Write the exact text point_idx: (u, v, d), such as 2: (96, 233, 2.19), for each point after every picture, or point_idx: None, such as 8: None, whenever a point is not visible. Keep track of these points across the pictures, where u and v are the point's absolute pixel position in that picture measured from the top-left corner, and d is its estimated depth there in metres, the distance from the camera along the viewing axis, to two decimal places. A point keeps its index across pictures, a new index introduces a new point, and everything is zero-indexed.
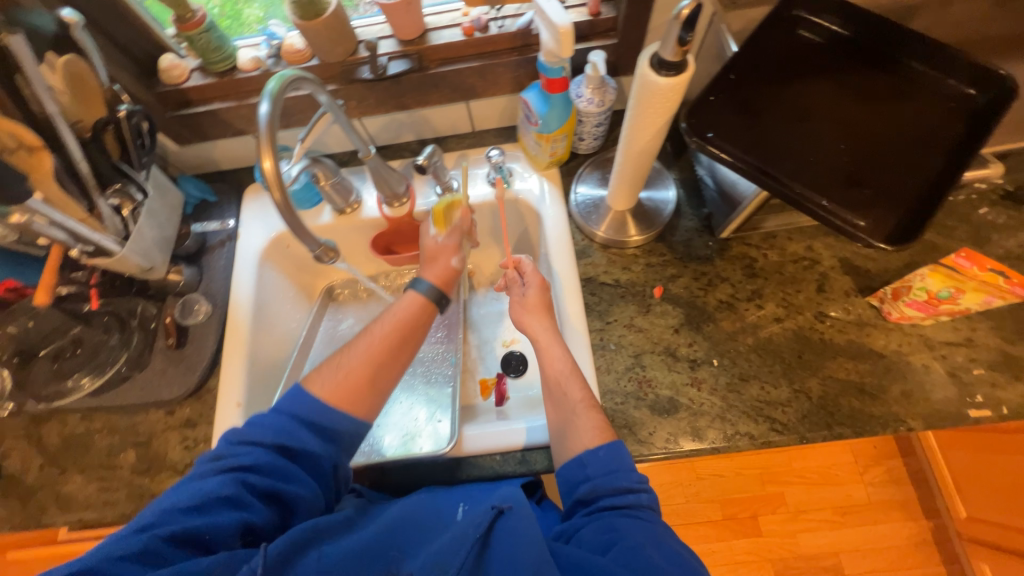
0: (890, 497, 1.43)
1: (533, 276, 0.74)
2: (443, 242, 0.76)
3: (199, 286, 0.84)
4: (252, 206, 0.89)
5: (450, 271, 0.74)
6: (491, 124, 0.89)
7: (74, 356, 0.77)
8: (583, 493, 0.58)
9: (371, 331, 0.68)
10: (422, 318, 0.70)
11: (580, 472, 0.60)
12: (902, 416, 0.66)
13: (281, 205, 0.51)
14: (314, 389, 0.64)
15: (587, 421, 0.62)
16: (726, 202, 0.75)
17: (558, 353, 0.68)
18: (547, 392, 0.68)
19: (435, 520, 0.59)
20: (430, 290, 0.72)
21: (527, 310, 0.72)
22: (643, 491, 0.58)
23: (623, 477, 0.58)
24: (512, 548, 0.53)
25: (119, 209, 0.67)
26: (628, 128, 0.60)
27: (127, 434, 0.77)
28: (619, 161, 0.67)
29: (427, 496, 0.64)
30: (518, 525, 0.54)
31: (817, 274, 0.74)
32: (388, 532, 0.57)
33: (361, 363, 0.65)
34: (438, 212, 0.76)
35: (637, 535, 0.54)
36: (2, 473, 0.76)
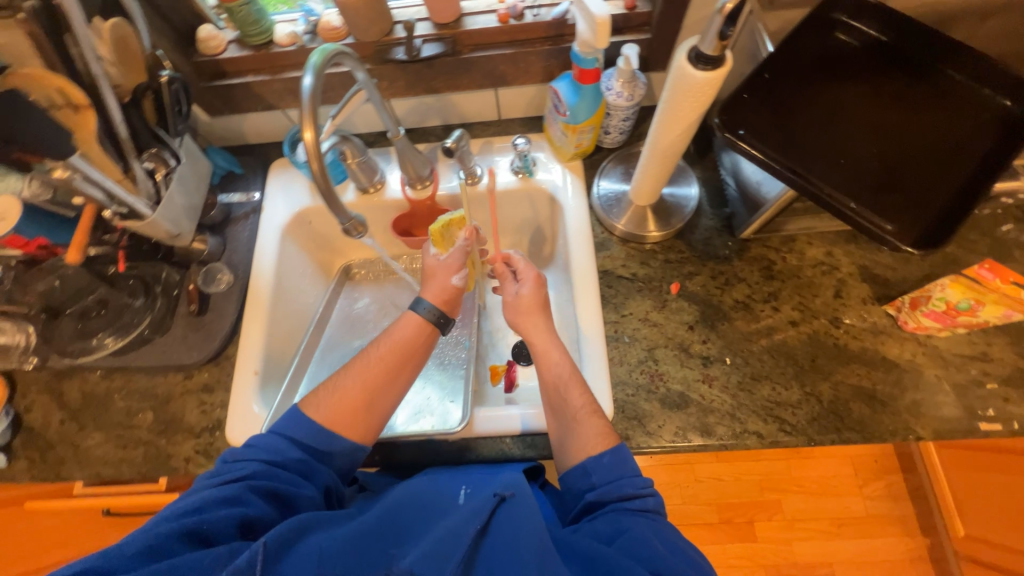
0: (888, 512, 1.43)
1: (527, 273, 0.74)
2: (444, 259, 0.75)
3: (222, 255, 0.85)
4: (277, 180, 0.90)
5: (450, 289, 0.73)
6: (517, 113, 0.90)
7: (100, 316, 0.79)
8: (589, 501, 0.59)
9: (367, 356, 0.70)
10: (421, 338, 0.71)
11: (585, 480, 0.61)
12: (913, 426, 0.66)
13: (317, 176, 0.52)
14: (311, 412, 0.66)
15: (591, 427, 0.63)
16: (749, 203, 0.75)
17: (560, 358, 0.69)
18: (546, 399, 0.68)
19: (435, 503, 0.60)
20: (430, 312, 0.72)
21: (521, 310, 0.73)
22: (648, 495, 0.59)
23: (628, 483, 0.59)
24: (513, 531, 0.53)
25: (153, 173, 0.69)
26: (658, 124, 0.60)
27: (146, 395, 0.78)
28: (646, 156, 0.67)
29: (426, 480, 0.64)
30: (521, 511, 0.55)
31: (835, 280, 0.74)
32: (391, 514, 0.57)
33: (357, 389, 0.67)
34: (438, 233, 0.78)
35: (642, 526, 0.54)
36: (25, 425, 0.78)
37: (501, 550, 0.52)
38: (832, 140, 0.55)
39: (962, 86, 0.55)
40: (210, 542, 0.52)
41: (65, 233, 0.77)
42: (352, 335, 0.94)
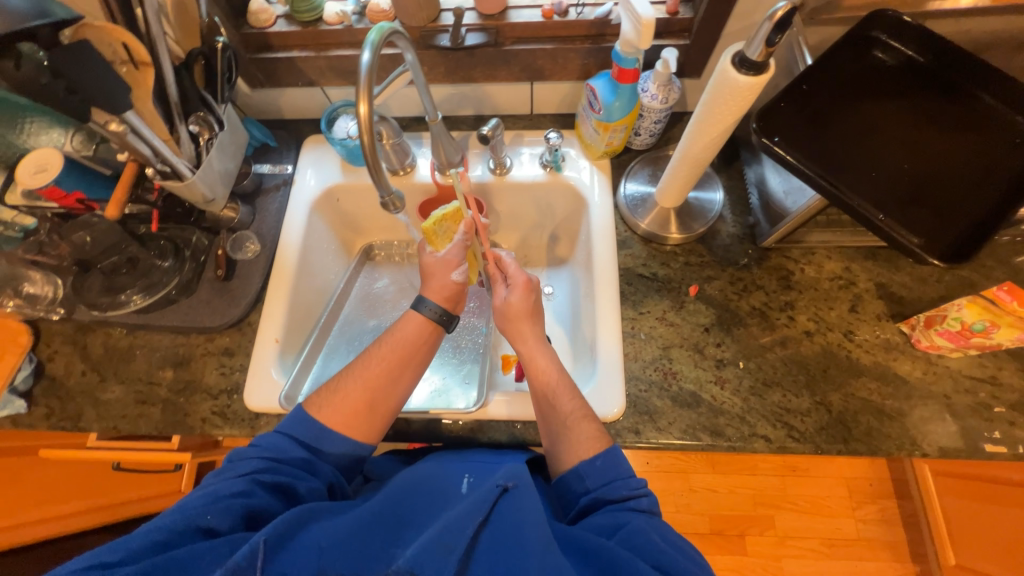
0: (880, 536, 1.44)
1: (516, 279, 0.74)
2: (443, 257, 0.75)
3: (252, 224, 0.87)
4: (310, 155, 0.92)
5: (450, 286, 0.74)
6: (550, 109, 0.92)
7: (128, 274, 0.79)
8: (583, 506, 0.60)
9: (369, 356, 0.70)
10: (425, 338, 0.72)
11: (580, 484, 0.61)
12: (919, 442, 0.67)
13: (367, 149, 0.55)
14: (314, 411, 0.66)
15: (582, 431, 0.64)
16: (772, 212, 0.77)
17: (550, 363, 0.70)
18: (536, 405, 0.69)
19: (436, 490, 0.61)
20: (435, 312, 0.73)
21: (509, 318, 0.72)
22: (642, 495, 0.59)
23: (621, 485, 0.59)
24: (515, 523, 0.52)
25: (197, 136, 0.71)
26: (692, 130, 0.62)
27: (167, 354, 0.80)
28: (676, 160, 0.69)
29: (428, 466, 0.65)
30: (521, 502, 0.54)
31: (851, 295, 0.76)
32: (394, 500, 0.58)
33: (358, 389, 0.67)
34: (427, 231, 0.78)
35: (641, 520, 0.55)
36: (47, 373, 0.80)
37: (502, 540, 0.52)
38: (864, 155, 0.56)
39: (995, 112, 0.57)
40: (216, 534, 0.54)
41: (102, 188, 0.79)
42: (369, 313, 0.95)
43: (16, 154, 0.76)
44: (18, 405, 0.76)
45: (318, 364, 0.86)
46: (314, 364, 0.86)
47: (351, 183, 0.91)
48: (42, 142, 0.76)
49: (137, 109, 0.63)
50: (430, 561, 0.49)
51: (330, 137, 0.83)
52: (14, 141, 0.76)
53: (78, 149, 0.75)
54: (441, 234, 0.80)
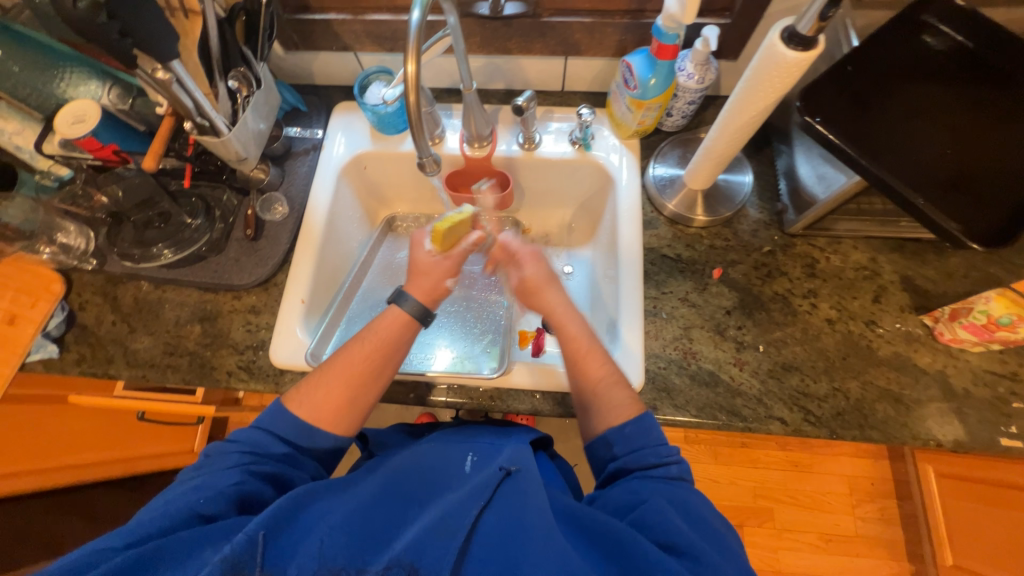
0: (877, 534, 1.45)
1: (523, 256, 0.74)
2: (438, 260, 0.71)
3: (280, 187, 0.88)
4: (339, 120, 0.92)
5: (442, 290, 0.70)
6: (581, 87, 0.92)
7: (160, 228, 0.81)
8: (610, 471, 0.59)
9: (348, 351, 0.65)
10: (406, 334, 0.68)
11: (608, 450, 0.61)
12: (934, 434, 0.68)
13: (412, 109, 0.57)
14: (294, 409, 0.62)
15: (612, 397, 0.63)
16: (800, 199, 0.76)
17: (580, 331, 0.68)
18: (567, 368, 0.68)
19: (440, 471, 0.60)
20: (414, 308, 0.68)
21: (527, 291, 0.72)
22: (672, 463, 0.57)
23: (651, 453, 0.58)
24: (518, 504, 0.53)
25: (234, 92, 0.72)
26: (719, 126, 0.66)
27: (195, 309, 0.82)
28: (714, 134, 0.68)
29: (431, 446, 0.65)
30: (522, 486, 0.54)
31: (876, 285, 0.76)
32: (395, 480, 0.57)
33: (340, 385, 0.63)
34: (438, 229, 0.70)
35: (661, 500, 0.53)
36: (79, 321, 0.82)
37: (505, 522, 0.51)
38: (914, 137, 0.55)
39: None
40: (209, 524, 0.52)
41: (135, 142, 0.80)
42: (390, 282, 0.96)
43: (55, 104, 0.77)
44: (50, 350, 0.78)
45: (341, 329, 0.88)
46: (337, 328, 0.88)
47: (379, 151, 0.91)
48: (80, 94, 0.75)
49: (182, 59, 0.65)
50: (431, 548, 0.48)
51: (362, 102, 0.83)
52: (52, 90, 0.75)
53: (114, 103, 0.75)
54: (449, 238, 0.72)
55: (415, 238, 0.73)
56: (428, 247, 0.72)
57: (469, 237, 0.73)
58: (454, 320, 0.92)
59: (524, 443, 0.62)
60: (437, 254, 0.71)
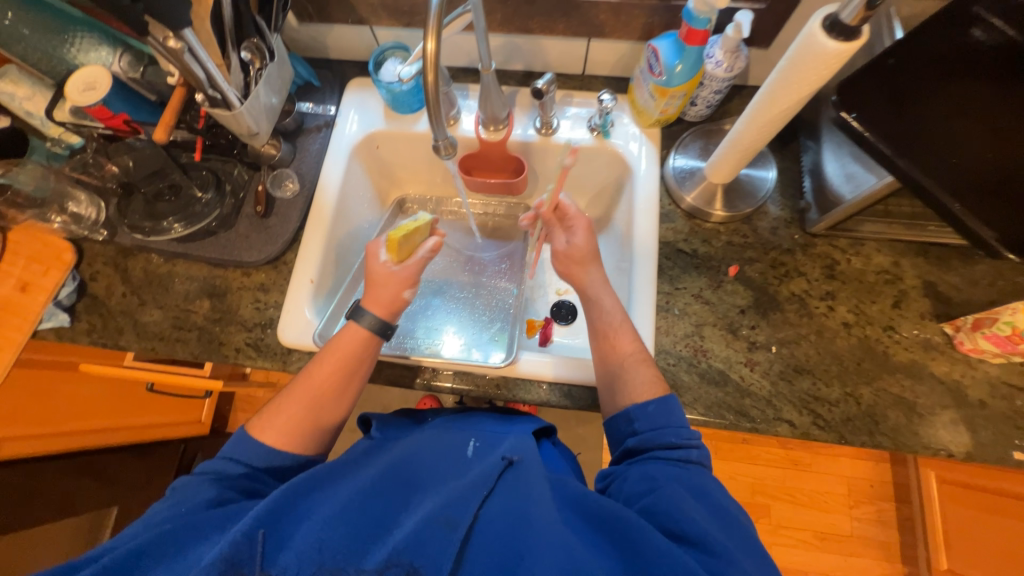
0: (872, 535, 1.46)
1: (578, 223, 0.76)
2: (395, 271, 0.70)
3: (292, 164, 0.86)
4: (352, 97, 0.90)
5: (400, 302, 0.69)
6: (602, 71, 0.89)
7: (170, 202, 0.79)
8: (631, 445, 0.60)
9: (309, 373, 0.65)
10: (368, 350, 0.67)
11: (628, 426, 0.61)
12: (946, 445, 0.67)
13: (430, 88, 0.56)
14: (257, 435, 0.62)
15: (639, 374, 0.64)
16: (825, 198, 0.73)
17: (613, 309, 0.70)
18: (595, 343, 0.69)
19: (443, 456, 0.60)
20: (371, 324, 0.66)
21: (573, 261, 0.75)
22: (694, 447, 0.58)
23: (672, 433, 0.58)
24: (520, 495, 0.52)
25: (248, 65, 0.71)
26: (748, 116, 0.63)
27: (204, 285, 0.82)
28: (741, 123, 0.65)
29: (433, 432, 0.65)
30: (523, 477, 0.54)
31: (896, 290, 0.74)
32: (395, 467, 0.57)
33: (301, 407, 0.63)
34: (393, 238, 0.69)
35: (676, 488, 0.52)
36: (89, 292, 0.82)
37: (505, 511, 0.51)
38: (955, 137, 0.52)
39: None
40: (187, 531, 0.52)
41: (146, 113, 0.78)
42: None
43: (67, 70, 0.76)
44: (61, 319, 0.79)
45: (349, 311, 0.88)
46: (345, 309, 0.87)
47: (392, 130, 0.89)
48: (90, 60, 0.74)
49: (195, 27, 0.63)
50: (432, 538, 0.47)
51: (376, 79, 0.81)
52: (64, 55, 0.73)
53: (125, 71, 0.74)
54: (405, 246, 0.71)
55: (370, 250, 0.72)
56: (384, 257, 0.71)
57: (425, 244, 0.73)
58: (462, 306, 0.91)
59: (528, 435, 0.63)
60: (393, 265, 0.71)
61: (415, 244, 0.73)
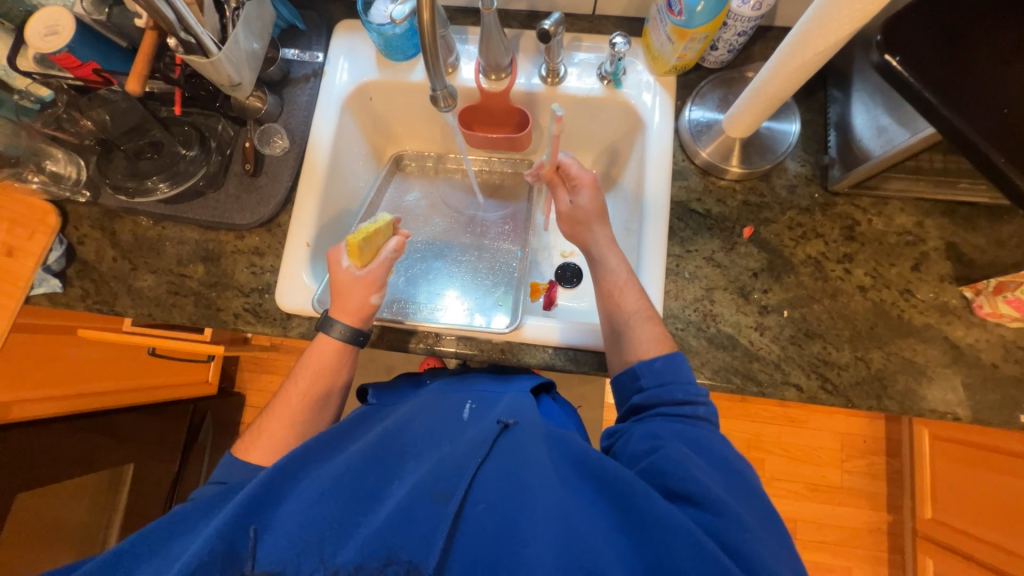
0: (862, 487, 1.52)
1: (582, 179, 0.73)
2: (359, 277, 0.66)
3: (279, 118, 0.81)
4: (341, 42, 0.83)
5: (369, 308, 0.67)
6: (614, 12, 0.81)
7: (153, 159, 0.75)
8: (637, 402, 0.59)
9: (286, 392, 0.67)
10: (342, 362, 0.67)
11: (634, 382, 0.60)
12: (953, 407, 0.66)
13: (426, 29, 0.51)
14: (243, 456, 0.63)
15: (644, 331, 0.63)
16: (851, 154, 0.69)
17: (624, 277, 0.67)
18: (601, 301, 0.68)
19: (440, 424, 0.60)
20: (343, 333, 0.66)
21: (579, 220, 0.73)
22: (700, 403, 0.57)
23: (679, 389, 0.57)
24: (516, 459, 0.52)
25: (222, 4, 0.65)
26: (775, 64, 0.58)
27: (197, 249, 0.79)
28: (770, 66, 0.58)
29: (430, 399, 0.64)
30: (519, 439, 0.54)
31: (917, 253, 0.71)
32: (394, 437, 0.57)
33: (284, 423, 0.65)
34: (352, 242, 0.66)
35: (676, 445, 0.52)
36: (79, 256, 0.79)
37: (501, 477, 0.50)
38: (1011, 82, 0.47)
39: None
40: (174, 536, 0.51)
41: (118, 62, 0.72)
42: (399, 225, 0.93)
43: (24, 11, 0.70)
44: (53, 284, 0.77)
45: None
46: None
47: (385, 80, 0.82)
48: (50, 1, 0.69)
49: None
50: (422, 514, 0.47)
51: (366, 21, 0.73)
52: None
53: (89, 12, 0.67)
54: (367, 250, 0.68)
55: (331, 257, 0.68)
56: (347, 263, 0.67)
57: (388, 245, 0.70)
58: (465, 269, 0.89)
59: (525, 396, 0.62)
60: (356, 270, 0.67)
61: (378, 246, 0.70)
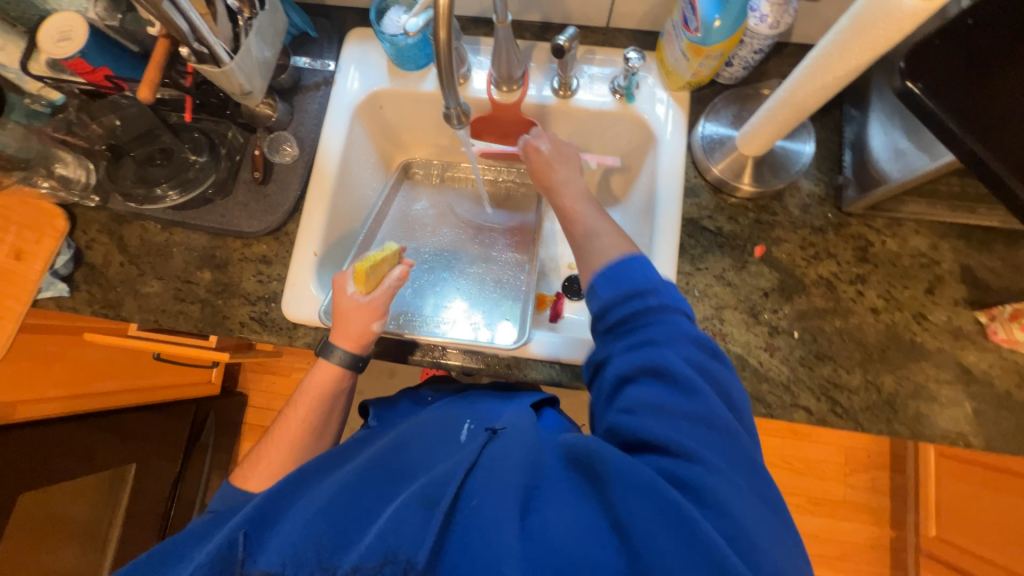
0: (864, 502, 1.50)
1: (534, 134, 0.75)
2: (364, 304, 0.66)
3: (289, 126, 0.80)
4: (352, 49, 0.82)
5: (370, 335, 0.66)
6: (628, 24, 0.80)
7: (162, 166, 0.75)
8: (594, 308, 0.57)
9: (285, 419, 0.67)
10: (339, 388, 0.67)
11: (591, 288, 0.58)
12: (964, 433, 0.65)
13: (443, 47, 0.50)
14: (240, 485, 0.62)
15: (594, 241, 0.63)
16: (866, 175, 0.68)
17: (585, 197, 0.69)
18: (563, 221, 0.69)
19: (440, 439, 0.58)
20: (342, 359, 0.66)
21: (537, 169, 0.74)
22: (654, 292, 0.54)
23: (632, 279, 0.55)
24: (503, 461, 0.48)
25: (235, 13, 0.65)
26: (799, 75, 0.55)
27: (204, 256, 0.78)
28: (795, 78, 0.56)
29: (431, 416, 0.63)
30: (507, 445, 0.50)
31: (931, 275, 0.70)
32: (395, 450, 0.56)
33: (282, 450, 0.64)
34: (360, 269, 0.65)
35: (643, 390, 0.49)
36: (86, 261, 0.79)
37: (490, 480, 0.46)
38: None
39: None
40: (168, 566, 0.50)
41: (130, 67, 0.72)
42: (406, 237, 0.92)
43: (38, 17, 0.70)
44: (60, 288, 0.77)
45: None
46: None
47: (396, 89, 0.82)
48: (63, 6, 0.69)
49: None
50: (409, 525, 0.44)
51: (379, 31, 0.73)
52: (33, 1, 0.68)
53: (103, 18, 0.67)
54: (373, 277, 0.67)
55: (337, 283, 0.67)
56: (353, 290, 0.67)
57: (394, 273, 0.69)
58: (473, 281, 0.88)
59: (523, 409, 0.60)
60: (361, 296, 0.66)
61: (384, 273, 0.69)
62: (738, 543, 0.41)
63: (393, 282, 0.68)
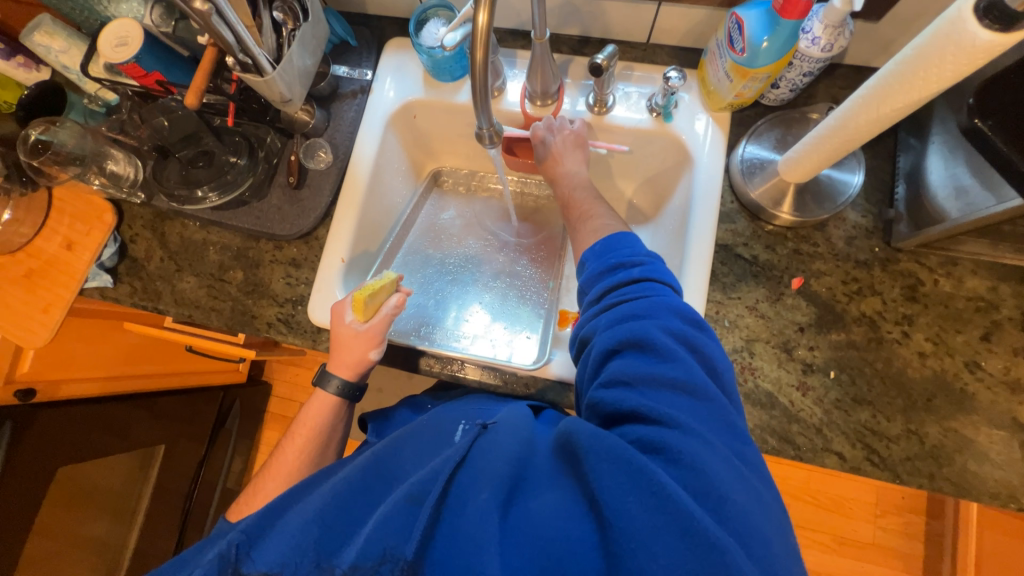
0: (894, 546, 1.41)
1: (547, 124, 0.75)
2: (360, 332, 0.67)
3: (325, 132, 0.82)
4: (390, 59, 0.83)
5: (366, 362, 0.68)
6: (669, 41, 0.78)
7: (204, 168, 0.77)
8: (582, 286, 0.59)
9: (280, 453, 0.68)
10: (334, 416, 0.69)
11: (582, 272, 0.61)
12: (1017, 495, 0.60)
13: (478, 67, 0.50)
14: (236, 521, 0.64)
15: (591, 228, 0.65)
16: (922, 211, 0.63)
17: (583, 182, 0.71)
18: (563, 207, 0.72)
19: (435, 439, 0.57)
20: (339, 388, 0.68)
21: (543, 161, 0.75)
22: (638, 264, 0.56)
23: (616, 255, 0.58)
24: (492, 455, 0.47)
25: (280, 25, 0.68)
26: (850, 103, 0.52)
27: (237, 257, 0.81)
28: (846, 105, 0.53)
29: (427, 418, 0.62)
30: (498, 438, 0.49)
31: (988, 321, 0.65)
32: (391, 451, 0.55)
33: (276, 485, 0.66)
34: (358, 298, 0.65)
35: (621, 360, 0.49)
36: (130, 254, 0.82)
37: (477, 476, 0.45)
38: None
39: None
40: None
41: (179, 71, 0.75)
42: (431, 244, 0.93)
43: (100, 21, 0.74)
44: (104, 279, 0.80)
45: None
46: None
47: (431, 100, 0.82)
48: (121, 12, 0.72)
49: None
50: (397, 523, 0.43)
51: (417, 43, 0.73)
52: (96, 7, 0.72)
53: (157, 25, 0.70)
54: (371, 305, 0.67)
55: (336, 310, 0.68)
56: (349, 318, 0.67)
57: (390, 301, 0.69)
58: (495, 294, 0.88)
59: (517, 406, 0.58)
60: (358, 324, 0.67)
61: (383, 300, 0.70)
62: (715, 506, 0.40)
63: (388, 309, 0.68)
